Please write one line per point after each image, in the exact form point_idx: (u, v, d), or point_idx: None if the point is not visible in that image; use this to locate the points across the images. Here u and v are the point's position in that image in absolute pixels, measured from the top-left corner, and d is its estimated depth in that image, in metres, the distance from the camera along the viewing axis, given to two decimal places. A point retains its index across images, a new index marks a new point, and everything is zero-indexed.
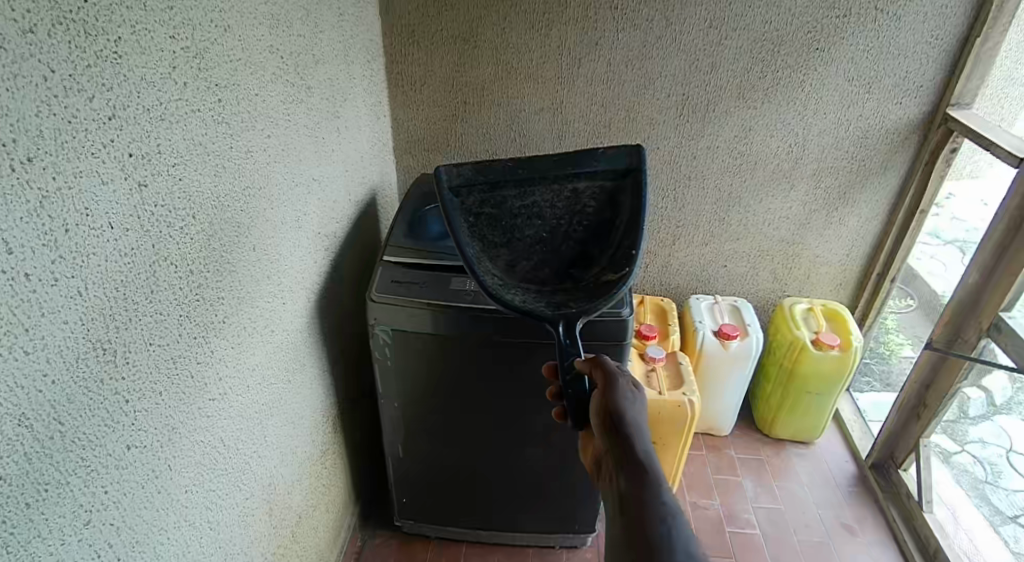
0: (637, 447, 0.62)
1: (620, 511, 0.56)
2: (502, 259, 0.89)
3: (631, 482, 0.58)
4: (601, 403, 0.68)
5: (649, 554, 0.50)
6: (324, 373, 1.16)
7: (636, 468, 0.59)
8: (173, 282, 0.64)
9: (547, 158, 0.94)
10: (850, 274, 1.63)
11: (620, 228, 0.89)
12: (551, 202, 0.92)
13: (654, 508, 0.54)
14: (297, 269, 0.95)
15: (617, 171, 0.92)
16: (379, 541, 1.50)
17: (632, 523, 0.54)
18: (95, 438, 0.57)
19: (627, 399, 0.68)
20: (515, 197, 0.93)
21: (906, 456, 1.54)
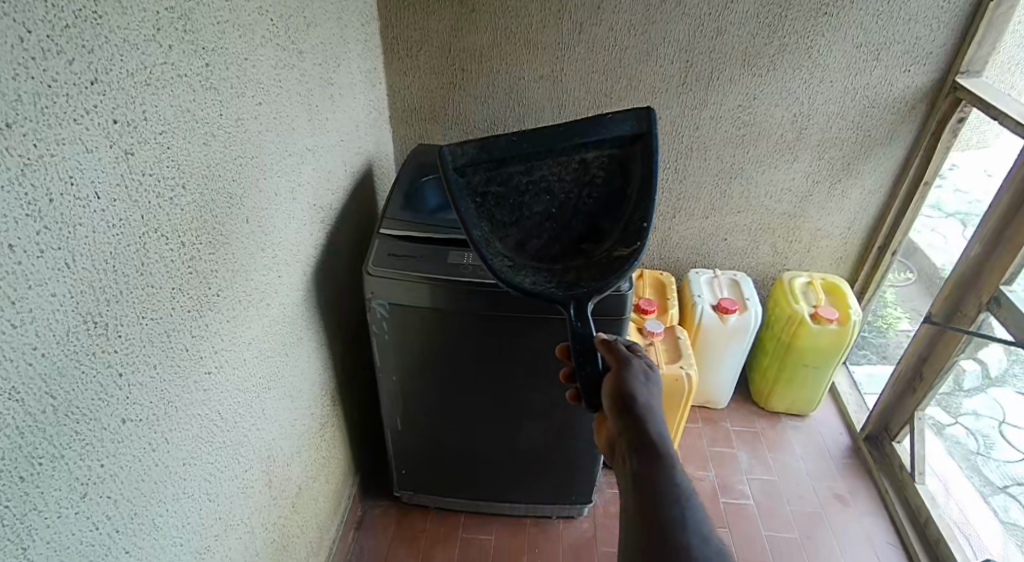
0: (650, 427, 0.61)
1: (631, 491, 0.56)
2: (511, 238, 0.89)
3: (644, 462, 0.57)
4: (614, 383, 0.68)
5: (661, 537, 0.50)
6: (322, 346, 1.16)
7: (650, 448, 0.59)
8: (164, 254, 0.63)
9: (551, 128, 0.88)
10: (851, 248, 1.62)
11: (631, 200, 0.88)
12: (559, 176, 0.90)
13: (667, 488, 0.54)
14: (292, 242, 0.94)
15: (627, 135, 0.89)
16: (379, 511, 1.51)
17: (646, 506, 0.53)
18: (89, 412, 0.56)
19: (640, 381, 0.67)
20: (521, 173, 0.90)
21: (900, 429, 1.56)
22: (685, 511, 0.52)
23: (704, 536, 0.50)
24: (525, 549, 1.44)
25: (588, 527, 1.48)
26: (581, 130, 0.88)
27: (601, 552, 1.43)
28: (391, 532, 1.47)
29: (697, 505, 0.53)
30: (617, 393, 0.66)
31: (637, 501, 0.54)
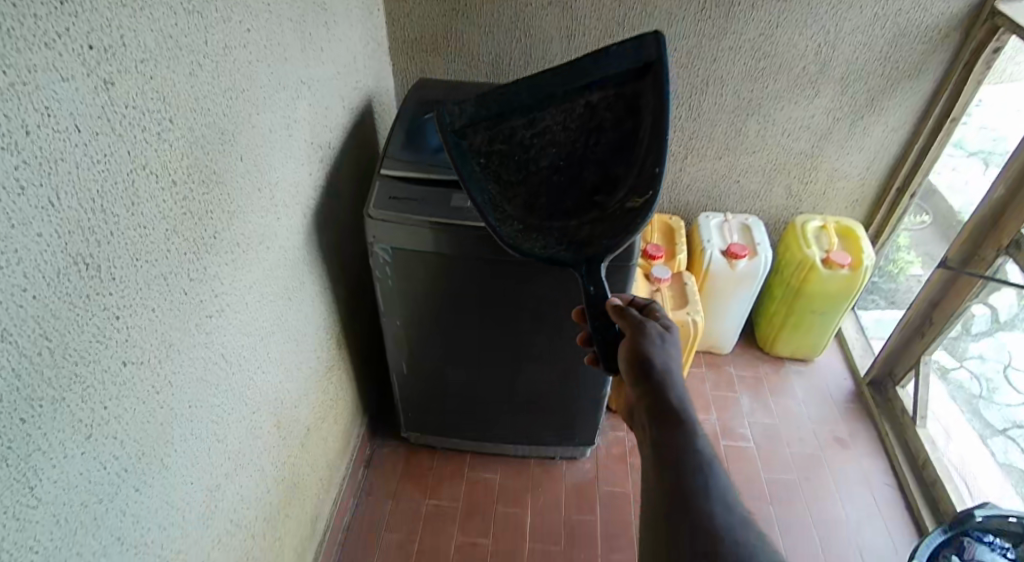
0: (671, 393, 0.61)
1: (654, 458, 0.56)
2: (520, 198, 0.87)
3: (666, 429, 0.57)
4: (631, 347, 0.66)
5: (686, 506, 0.50)
6: (325, 289, 1.15)
7: (671, 415, 0.59)
8: (155, 193, 0.61)
9: (550, 74, 0.88)
10: (868, 189, 1.58)
11: (645, 140, 0.82)
12: (564, 124, 0.88)
13: (690, 455, 0.54)
14: (290, 182, 0.91)
15: (631, 68, 0.85)
16: (387, 450, 1.54)
17: (670, 476, 0.53)
18: (87, 354, 0.55)
19: (657, 345, 0.66)
20: (524, 127, 0.89)
21: (905, 374, 1.56)
22: (709, 477, 0.52)
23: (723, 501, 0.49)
24: (528, 488, 1.47)
25: (591, 467, 1.51)
26: (580, 71, 0.87)
27: (603, 491, 1.47)
28: (399, 470, 1.50)
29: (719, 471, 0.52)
30: (637, 358, 0.65)
31: (660, 468, 0.54)
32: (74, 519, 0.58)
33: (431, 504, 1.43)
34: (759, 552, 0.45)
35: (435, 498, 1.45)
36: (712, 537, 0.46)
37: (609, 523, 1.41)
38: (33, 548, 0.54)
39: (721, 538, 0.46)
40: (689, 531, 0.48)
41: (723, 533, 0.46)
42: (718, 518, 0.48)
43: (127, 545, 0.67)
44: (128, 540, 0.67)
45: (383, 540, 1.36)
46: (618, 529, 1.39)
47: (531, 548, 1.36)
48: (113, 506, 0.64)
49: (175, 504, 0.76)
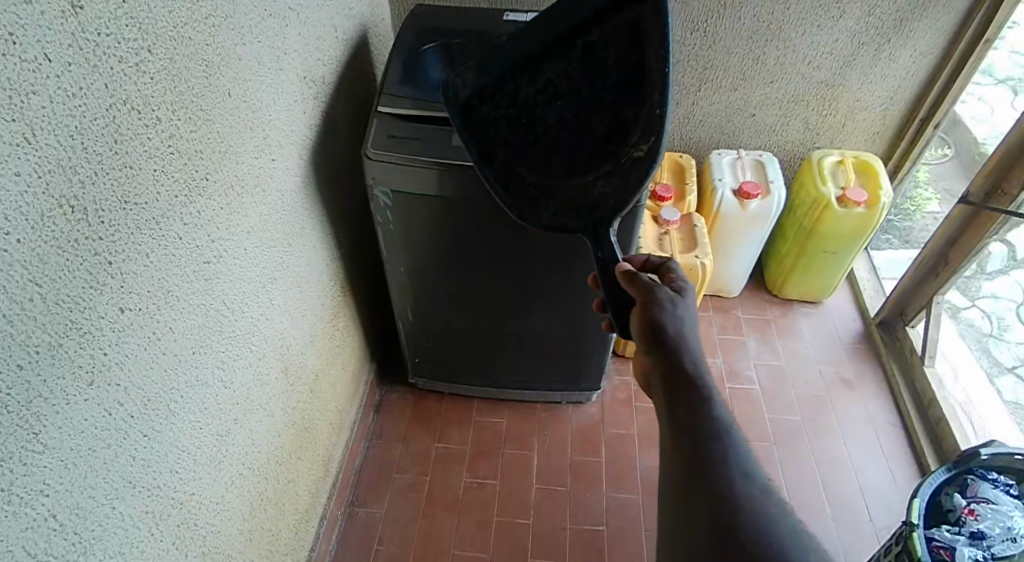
0: (686, 357, 0.58)
1: (669, 424, 0.53)
2: (534, 162, 0.83)
3: (681, 395, 0.55)
4: (643, 314, 0.63)
5: (702, 471, 0.48)
6: (327, 233, 1.12)
7: (685, 380, 0.56)
8: (139, 131, 0.58)
9: (543, 21, 0.83)
10: (890, 120, 1.52)
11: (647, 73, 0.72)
12: (565, 72, 0.82)
13: (709, 420, 0.51)
14: (284, 119, 0.87)
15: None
16: (396, 395, 1.55)
17: (686, 443, 0.50)
18: (82, 300, 0.54)
19: (670, 311, 0.63)
20: (527, 84, 0.84)
21: (915, 314, 1.54)
22: (731, 441, 0.49)
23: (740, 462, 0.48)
24: (535, 432, 1.48)
25: (596, 411, 1.52)
26: (571, 11, 0.81)
27: (609, 434, 1.48)
28: (408, 414, 1.52)
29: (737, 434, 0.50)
30: (649, 323, 0.62)
31: (676, 433, 0.52)
32: (83, 464, 0.58)
33: (440, 447, 1.45)
34: (781, 519, 0.43)
35: (444, 441, 1.46)
36: (730, 501, 0.44)
37: (614, 464, 1.42)
38: (44, 493, 0.54)
39: (741, 503, 0.44)
40: (706, 494, 0.46)
41: (743, 499, 0.45)
42: (737, 483, 0.46)
43: (140, 488, 0.68)
44: (140, 483, 0.68)
45: (393, 482, 1.39)
46: (623, 470, 1.41)
47: (537, 490, 1.38)
48: (121, 450, 0.64)
49: (185, 448, 0.76)
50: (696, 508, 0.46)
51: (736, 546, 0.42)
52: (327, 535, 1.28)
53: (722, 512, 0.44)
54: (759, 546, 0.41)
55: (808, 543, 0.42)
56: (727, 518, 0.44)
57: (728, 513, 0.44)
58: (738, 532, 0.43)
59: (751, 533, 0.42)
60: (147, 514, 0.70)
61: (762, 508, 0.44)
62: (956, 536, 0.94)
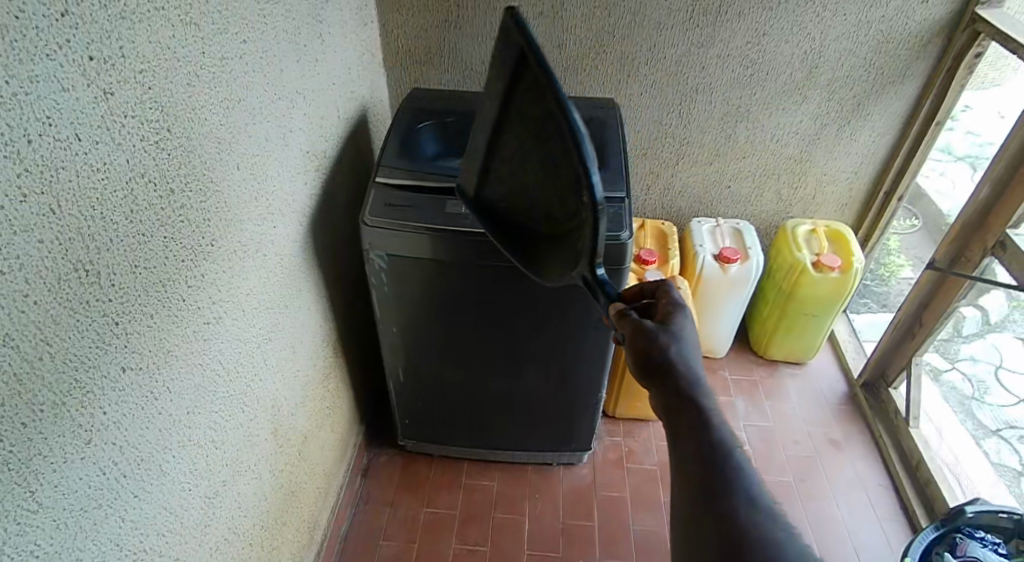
0: (684, 381, 0.55)
1: (674, 453, 0.51)
2: (536, 232, 0.79)
3: (680, 423, 0.52)
4: (633, 348, 0.61)
5: (710, 500, 0.46)
6: (322, 297, 1.16)
7: (685, 405, 0.53)
8: (154, 202, 0.62)
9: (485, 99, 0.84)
10: (857, 193, 1.60)
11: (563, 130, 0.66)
12: (514, 140, 0.78)
13: (715, 444, 0.49)
14: (286, 190, 0.92)
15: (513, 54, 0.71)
16: (385, 459, 1.54)
17: (693, 472, 0.48)
18: (88, 359, 0.56)
19: (656, 336, 0.60)
20: (497, 162, 0.83)
21: (897, 376, 1.58)
22: (737, 461, 0.48)
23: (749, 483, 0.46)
24: (526, 495, 1.47)
25: (588, 473, 1.52)
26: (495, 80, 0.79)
27: (601, 496, 1.47)
28: (396, 480, 1.50)
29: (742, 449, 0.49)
30: (642, 353, 0.60)
31: (680, 461, 0.50)
32: (73, 524, 0.59)
33: (428, 512, 1.44)
34: (788, 543, 0.42)
35: (433, 506, 1.45)
36: (738, 526, 0.44)
37: (607, 528, 1.41)
38: (34, 553, 0.54)
39: (748, 529, 0.43)
40: (712, 523, 0.45)
41: (750, 524, 0.44)
42: (744, 508, 0.45)
43: (127, 552, 0.68)
44: (126, 546, 0.68)
45: (380, 550, 1.36)
46: (615, 534, 1.40)
47: (528, 555, 1.36)
48: (112, 511, 0.64)
49: (174, 510, 0.76)
50: (703, 536, 0.45)
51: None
52: None
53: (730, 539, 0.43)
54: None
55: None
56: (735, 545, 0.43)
57: (736, 537, 0.43)
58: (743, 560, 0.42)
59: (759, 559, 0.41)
60: None
61: (769, 533, 0.43)
62: None
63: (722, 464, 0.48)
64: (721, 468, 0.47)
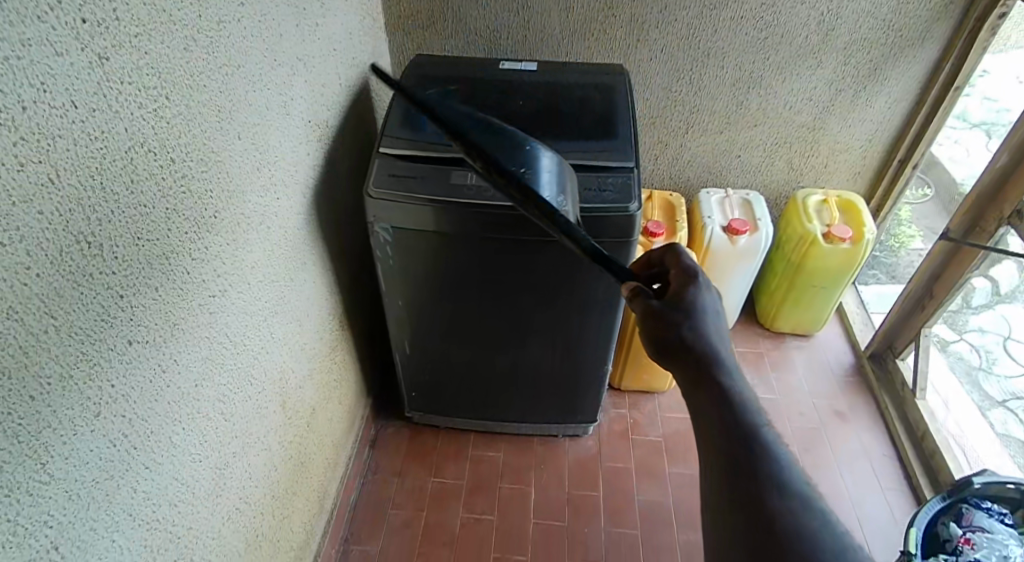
0: (704, 355, 0.55)
1: (698, 426, 0.52)
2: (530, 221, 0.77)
3: (704, 401, 0.52)
4: (648, 327, 0.60)
5: (742, 483, 0.46)
6: (327, 270, 1.15)
7: (708, 383, 0.53)
8: (154, 172, 0.61)
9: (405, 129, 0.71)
10: (871, 162, 1.57)
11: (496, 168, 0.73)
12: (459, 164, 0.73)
13: (740, 420, 0.49)
14: (289, 161, 0.91)
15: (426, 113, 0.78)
16: (392, 430, 1.56)
17: (721, 452, 0.49)
18: (94, 333, 0.56)
19: (673, 315, 0.58)
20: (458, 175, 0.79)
21: (905, 347, 1.57)
22: (766, 440, 0.48)
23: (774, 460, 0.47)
24: (532, 466, 1.48)
25: (593, 444, 1.53)
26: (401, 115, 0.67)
27: (606, 467, 1.48)
28: (403, 450, 1.52)
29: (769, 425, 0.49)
30: (656, 331, 0.59)
31: (707, 438, 0.50)
32: (86, 495, 0.59)
33: (436, 481, 1.45)
34: (823, 531, 0.43)
35: (440, 476, 1.47)
36: (771, 510, 0.45)
37: (612, 498, 1.42)
38: (47, 524, 0.55)
39: (781, 513, 0.44)
40: (744, 508, 0.46)
41: (783, 508, 0.45)
42: (775, 492, 0.45)
43: (139, 521, 0.69)
44: (139, 516, 0.69)
45: (389, 519, 1.39)
46: (620, 504, 1.41)
47: (535, 524, 1.38)
48: (124, 482, 0.65)
49: (185, 480, 0.77)
50: (731, 518, 0.46)
51: (776, 559, 0.43)
52: None
53: (759, 522, 0.45)
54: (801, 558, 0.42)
55: (851, 558, 0.42)
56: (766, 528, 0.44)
57: (766, 520, 0.44)
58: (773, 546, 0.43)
59: (792, 545, 0.43)
60: (144, 548, 0.71)
61: (802, 518, 0.44)
62: None
63: (750, 442, 0.48)
64: (749, 446, 0.48)
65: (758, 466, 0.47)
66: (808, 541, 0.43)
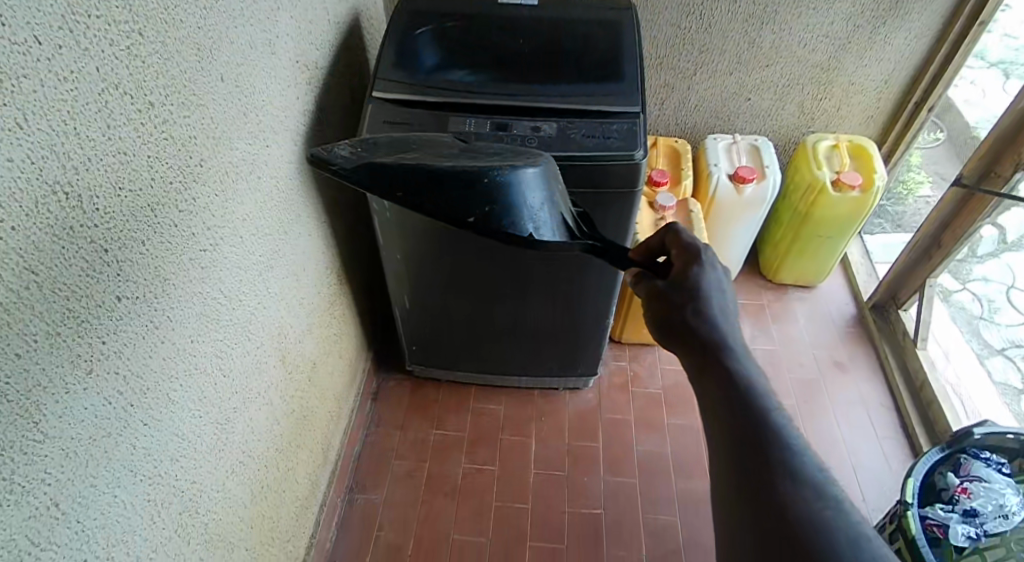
0: (711, 335, 0.53)
1: (705, 409, 0.49)
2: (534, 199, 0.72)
3: (709, 383, 0.49)
4: (656, 313, 0.58)
5: (749, 467, 0.43)
6: (322, 221, 1.12)
7: (713, 364, 0.50)
8: (132, 117, 0.57)
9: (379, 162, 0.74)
10: (885, 103, 1.53)
11: (455, 216, 0.68)
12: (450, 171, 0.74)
13: (745, 398, 0.46)
14: (277, 106, 0.87)
15: (360, 177, 0.73)
16: (394, 383, 1.56)
17: (728, 436, 0.45)
18: (79, 289, 0.54)
19: (683, 302, 0.56)
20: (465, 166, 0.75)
21: (909, 298, 1.55)
22: (775, 424, 0.45)
23: (784, 444, 0.44)
24: (533, 418, 1.49)
25: (593, 397, 1.53)
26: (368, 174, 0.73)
27: (606, 419, 1.49)
28: (405, 403, 1.52)
29: (779, 409, 0.46)
30: (660, 315, 0.58)
31: (713, 421, 0.47)
32: (83, 453, 0.59)
33: (437, 434, 1.46)
34: (838, 520, 0.40)
35: (442, 428, 1.47)
36: (781, 496, 0.41)
37: (611, 449, 1.44)
38: (45, 481, 0.54)
39: (792, 499, 0.41)
40: (755, 494, 0.42)
41: (793, 494, 0.41)
42: (786, 477, 0.42)
43: (141, 477, 0.69)
44: (141, 472, 0.69)
45: (392, 470, 1.40)
46: (619, 454, 1.43)
47: (535, 475, 1.39)
48: (122, 439, 0.64)
49: (185, 436, 0.76)
50: (736, 504, 0.43)
51: (788, 547, 0.39)
52: (327, 522, 1.29)
53: (768, 508, 0.41)
54: (813, 548, 0.38)
55: (866, 548, 0.38)
56: (773, 514, 0.41)
57: (777, 507, 0.41)
58: (781, 536, 0.40)
59: (804, 532, 0.39)
60: (148, 503, 0.71)
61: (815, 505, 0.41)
62: (948, 513, 0.96)
63: (758, 426, 0.45)
64: (756, 429, 0.45)
65: (768, 453, 0.43)
66: (821, 530, 0.39)
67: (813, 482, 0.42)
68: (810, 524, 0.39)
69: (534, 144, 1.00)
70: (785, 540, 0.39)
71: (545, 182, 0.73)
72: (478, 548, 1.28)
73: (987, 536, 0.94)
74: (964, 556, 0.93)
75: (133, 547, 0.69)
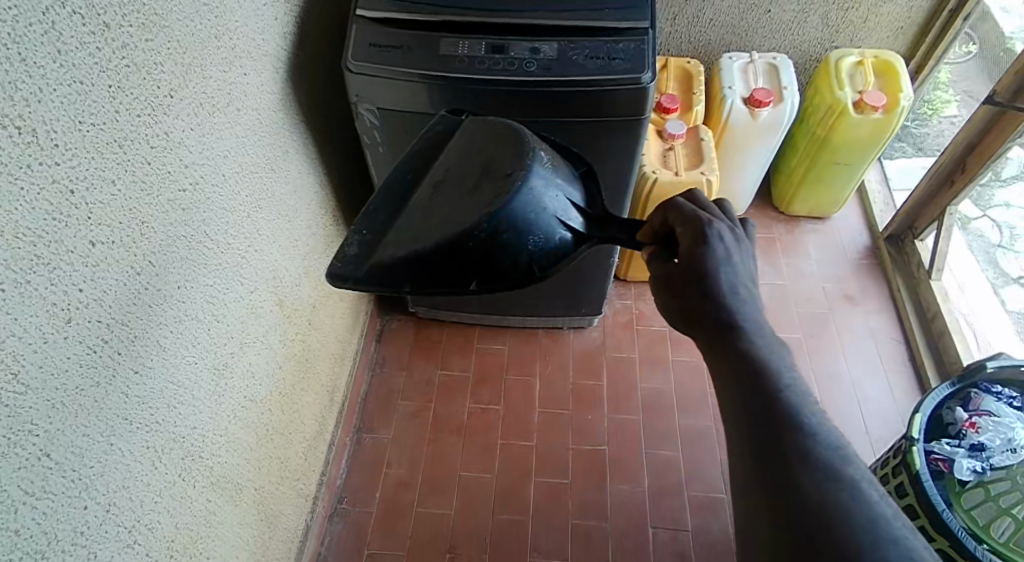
0: (719, 307, 0.47)
1: (716, 388, 0.45)
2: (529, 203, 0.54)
3: (723, 361, 0.45)
4: (668, 303, 0.51)
5: (761, 443, 0.40)
6: (313, 157, 1.07)
7: (727, 342, 0.45)
8: (86, 40, 0.52)
9: (367, 251, 0.59)
10: (915, 15, 1.43)
11: (459, 283, 0.55)
12: (432, 220, 0.58)
13: (762, 370, 0.43)
14: (253, 27, 0.80)
15: (366, 278, 0.57)
16: (398, 325, 1.54)
17: (742, 415, 0.42)
18: (47, 233, 0.50)
19: (694, 292, 0.48)
20: (447, 200, 0.59)
21: (927, 225, 1.50)
22: (787, 400, 0.41)
23: (798, 421, 0.40)
24: (537, 357, 1.48)
25: (598, 335, 1.51)
26: (364, 267, 0.58)
27: (611, 358, 1.47)
28: (409, 345, 1.51)
29: (793, 384, 0.42)
30: (670, 301, 0.50)
31: (725, 400, 0.43)
32: (71, 403, 0.56)
33: (441, 374, 1.45)
34: (854, 497, 0.36)
35: (446, 369, 1.46)
36: (796, 473, 0.37)
37: (616, 390, 1.42)
38: (33, 432, 0.52)
39: (805, 475, 0.37)
40: (766, 470, 0.39)
41: (809, 471, 0.37)
42: (802, 449, 0.38)
43: (138, 425, 0.67)
44: (136, 420, 0.67)
45: (398, 409, 1.40)
46: (624, 392, 1.42)
47: (540, 416, 1.38)
48: (113, 389, 0.62)
49: (180, 383, 0.74)
50: (747, 482, 0.40)
51: (796, 523, 0.36)
52: (336, 461, 1.31)
53: (779, 484, 0.38)
54: (825, 525, 0.35)
55: (883, 527, 0.34)
56: (783, 490, 0.37)
57: (788, 483, 0.37)
58: (788, 505, 0.37)
59: (818, 510, 0.36)
60: (147, 449, 0.70)
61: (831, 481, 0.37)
62: (954, 448, 0.93)
63: (773, 405, 0.41)
64: (770, 408, 0.41)
65: (779, 427, 0.40)
66: (836, 506, 0.36)
67: (827, 457, 0.38)
68: (823, 498, 0.36)
69: (534, 68, 0.93)
70: (792, 510, 0.36)
71: (544, 191, 0.55)
72: (485, 484, 1.29)
73: (993, 469, 0.90)
74: (967, 489, 0.90)
75: (136, 492, 0.68)
